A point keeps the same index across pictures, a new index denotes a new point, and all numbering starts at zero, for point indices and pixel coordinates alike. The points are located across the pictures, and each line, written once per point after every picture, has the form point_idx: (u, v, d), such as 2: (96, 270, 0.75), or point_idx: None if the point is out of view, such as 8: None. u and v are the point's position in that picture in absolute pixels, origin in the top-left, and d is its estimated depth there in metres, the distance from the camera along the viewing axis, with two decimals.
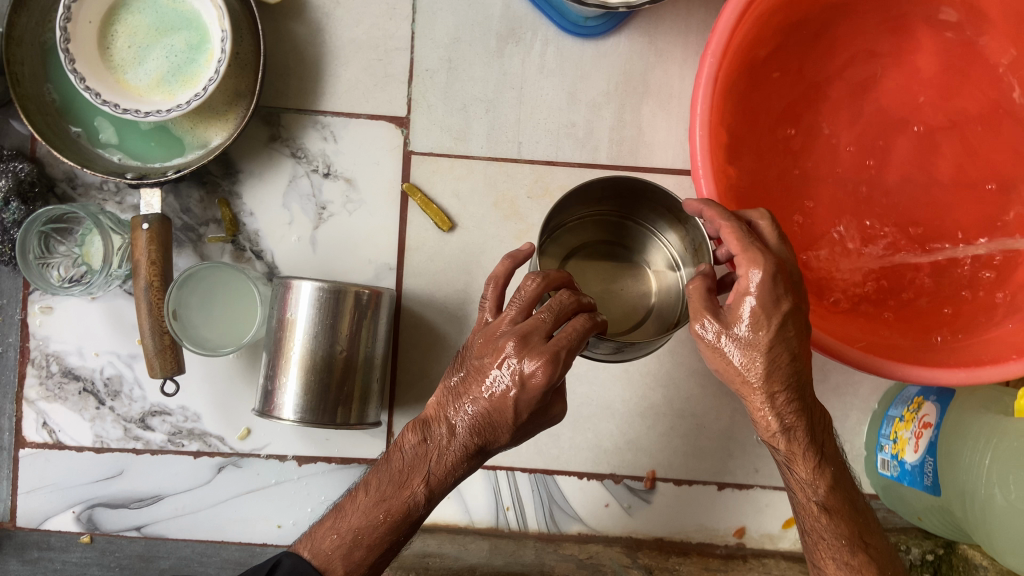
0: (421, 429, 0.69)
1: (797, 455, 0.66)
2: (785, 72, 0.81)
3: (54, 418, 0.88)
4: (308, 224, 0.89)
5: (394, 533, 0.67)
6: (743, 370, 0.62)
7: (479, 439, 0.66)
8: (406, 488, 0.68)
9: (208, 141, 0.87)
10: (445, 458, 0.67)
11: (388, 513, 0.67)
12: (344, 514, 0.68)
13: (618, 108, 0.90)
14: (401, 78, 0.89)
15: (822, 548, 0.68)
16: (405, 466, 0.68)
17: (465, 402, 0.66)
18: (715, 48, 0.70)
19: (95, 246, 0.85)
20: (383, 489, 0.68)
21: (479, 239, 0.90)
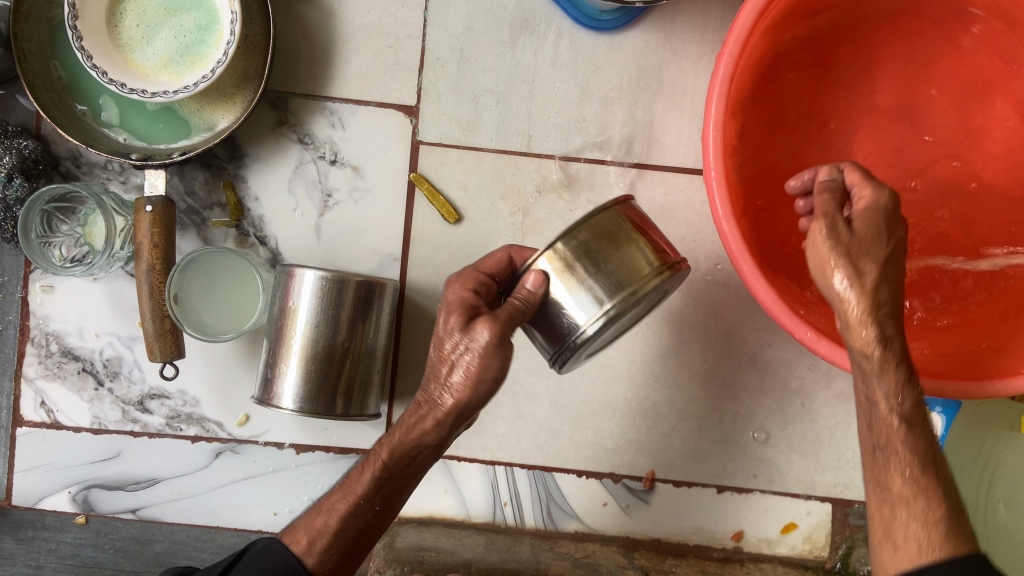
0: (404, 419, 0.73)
1: (887, 360, 0.59)
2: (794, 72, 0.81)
3: (52, 398, 0.87)
4: (313, 212, 0.88)
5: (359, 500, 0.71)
6: (856, 272, 0.59)
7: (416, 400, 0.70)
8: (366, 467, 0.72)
9: (215, 123, 0.86)
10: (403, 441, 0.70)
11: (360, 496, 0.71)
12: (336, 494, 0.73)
13: (630, 103, 0.88)
14: (412, 66, 0.88)
15: (891, 469, 0.59)
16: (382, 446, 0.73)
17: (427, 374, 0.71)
18: (733, 47, 0.68)
19: (98, 225, 0.85)
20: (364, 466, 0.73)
21: (486, 232, 0.89)
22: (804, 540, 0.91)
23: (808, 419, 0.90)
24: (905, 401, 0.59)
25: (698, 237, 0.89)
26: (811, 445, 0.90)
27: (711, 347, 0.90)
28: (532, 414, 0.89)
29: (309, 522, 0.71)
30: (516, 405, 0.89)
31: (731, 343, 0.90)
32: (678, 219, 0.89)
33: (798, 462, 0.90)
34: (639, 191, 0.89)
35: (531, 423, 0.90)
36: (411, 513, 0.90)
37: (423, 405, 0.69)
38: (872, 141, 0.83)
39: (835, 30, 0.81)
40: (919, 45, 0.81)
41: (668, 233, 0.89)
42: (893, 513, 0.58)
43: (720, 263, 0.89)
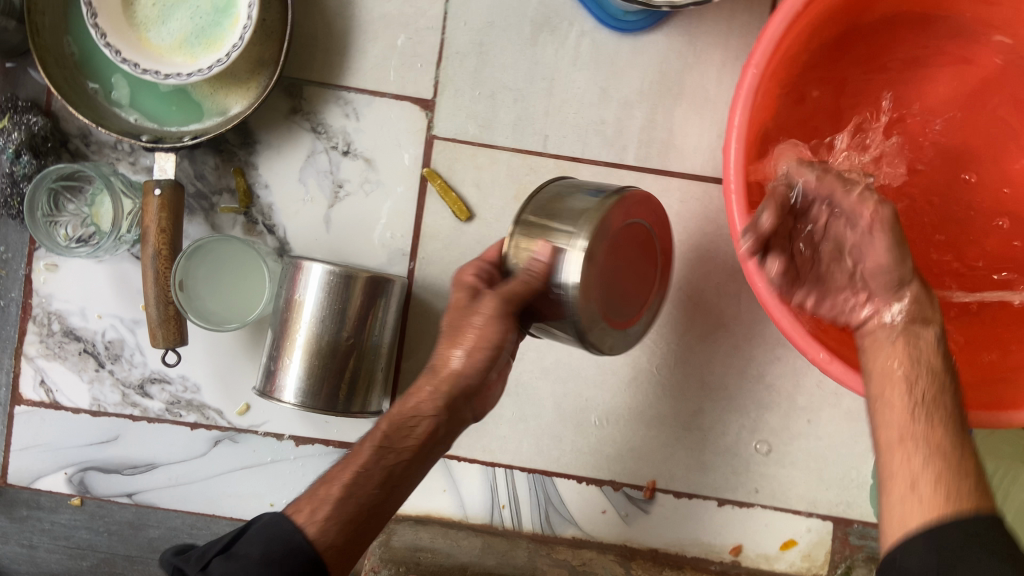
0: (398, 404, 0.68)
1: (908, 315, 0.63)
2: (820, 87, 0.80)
3: (52, 377, 0.86)
4: (323, 202, 0.87)
5: (374, 481, 0.63)
6: (876, 213, 0.63)
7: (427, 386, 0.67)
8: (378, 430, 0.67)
9: (228, 108, 0.84)
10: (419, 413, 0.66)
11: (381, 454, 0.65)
12: (333, 474, 0.64)
13: (649, 108, 0.87)
14: (429, 59, 0.86)
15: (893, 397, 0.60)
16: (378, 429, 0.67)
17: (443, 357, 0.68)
18: (760, 57, 0.67)
19: (105, 206, 0.83)
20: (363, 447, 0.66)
21: (497, 231, 0.88)
22: (803, 558, 0.90)
23: (812, 436, 0.89)
24: (926, 373, 0.60)
25: (712, 247, 0.88)
26: (815, 463, 0.89)
27: (719, 359, 0.89)
28: (535, 417, 0.89)
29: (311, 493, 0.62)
30: (519, 408, 0.88)
31: (739, 356, 0.89)
32: (692, 228, 0.88)
33: (801, 479, 0.89)
34: (655, 197, 0.88)
35: (533, 427, 0.89)
36: (408, 510, 0.89)
37: (427, 379, 0.68)
38: (890, 160, 0.81)
39: (860, 44, 0.79)
40: (944, 63, 0.79)
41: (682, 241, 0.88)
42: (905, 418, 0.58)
43: (732, 274, 0.88)
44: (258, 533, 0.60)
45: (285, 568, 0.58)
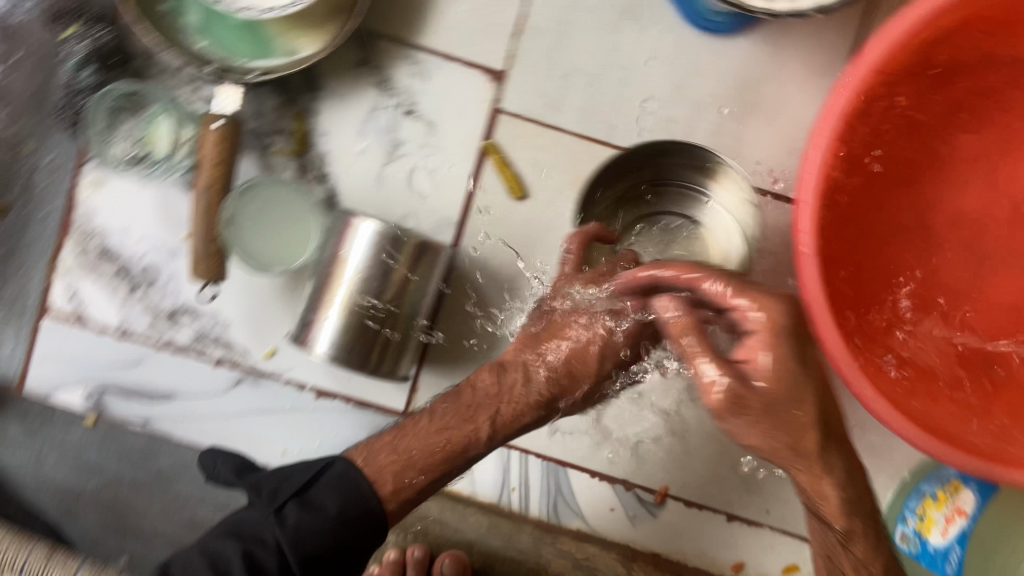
0: (496, 372, 0.77)
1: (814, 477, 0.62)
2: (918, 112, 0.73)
3: (84, 294, 0.85)
4: (378, 159, 0.86)
5: (445, 459, 0.74)
6: (740, 393, 0.58)
7: (552, 391, 0.76)
8: (470, 423, 0.75)
9: (297, 50, 0.83)
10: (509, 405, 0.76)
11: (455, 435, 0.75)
12: (404, 435, 0.74)
13: (722, 113, 0.85)
14: (507, 29, 0.85)
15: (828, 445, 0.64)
16: (472, 403, 0.76)
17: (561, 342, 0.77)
18: (852, 86, 0.64)
19: (160, 131, 0.82)
20: (446, 419, 0.75)
21: (549, 215, 0.86)
22: None
23: None
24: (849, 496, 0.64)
25: None
26: None
27: None
28: None
29: (387, 461, 0.72)
30: None
31: None
32: None
33: None
34: None
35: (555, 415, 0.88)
36: None
37: (516, 374, 0.77)
38: (976, 202, 0.76)
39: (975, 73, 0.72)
40: None
41: None
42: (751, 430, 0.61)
43: None
44: (327, 485, 0.70)
45: (360, 523, 0.70)
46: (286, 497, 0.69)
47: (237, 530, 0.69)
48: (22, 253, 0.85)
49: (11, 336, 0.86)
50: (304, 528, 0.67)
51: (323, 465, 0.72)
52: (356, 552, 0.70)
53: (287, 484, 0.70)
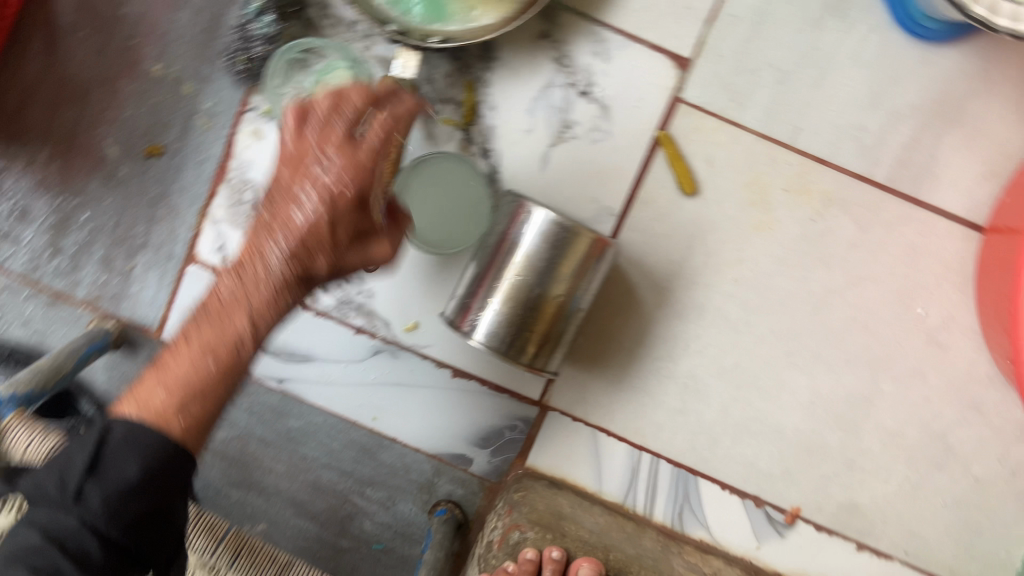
0: (234, 273, 0.61)
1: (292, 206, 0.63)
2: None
3: (232, 246, 0.83)
4: (545, 139, 0.81)
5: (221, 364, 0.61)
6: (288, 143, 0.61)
7: (295, 267, 0.60)
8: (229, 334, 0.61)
9: (477, 19, 0.77)
10: (259, 300, 0.60)
11: (210, 361, 0.60)
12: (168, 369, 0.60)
13: (918, 128, 0.80)
14: (701, 15, 0.79)
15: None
16: (220, 308, 0.61)
17: (276, 237, 0.60)
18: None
19: (333, 86, 0.76)
20: (205, 336, 0.61)
21: (716, 217, 0.82)
22: None
23: (974, 505, 0.85)
24: None
25: (934, 291, 0.82)
26: (968, 533, 0.86)
27: (905, 406, 0.84)
28: (696, 413, 0.86)
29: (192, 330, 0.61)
30: (683, 399, 0.86)
31: (925, 406, 0.84)
32: (923, 267, 0.82)
33: (948, 545, 0.86)
34: (895, 223, 0.82)
35: (693, 422, 0.86)
36: (545, 470, 0.87)
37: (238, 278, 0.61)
38: None
39: None
40: None
41: (906, 276, 0.82)
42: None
43: (949, 322, 0.83)
44: (116, 450, 0.56)
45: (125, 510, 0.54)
46: (78, 481, 0.54)
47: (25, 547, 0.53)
48: (173, 198, 0.83)
49: (153, 282, 0.84)
50: (132, 438, 0.56)
51: (98, 439, 0.56)
52: (171, 502, 0.57)
53: (70, 458, 0.55)
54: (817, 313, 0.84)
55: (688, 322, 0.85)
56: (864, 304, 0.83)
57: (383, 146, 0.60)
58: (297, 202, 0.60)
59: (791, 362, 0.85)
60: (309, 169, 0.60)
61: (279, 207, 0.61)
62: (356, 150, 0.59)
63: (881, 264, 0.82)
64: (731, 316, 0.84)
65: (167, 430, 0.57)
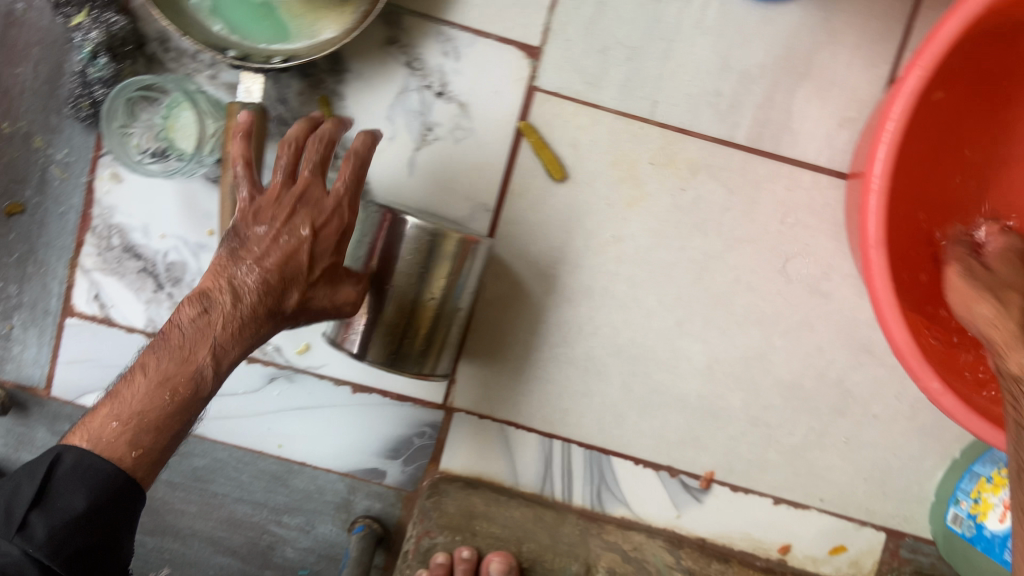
0: (201, 300, 0.63)
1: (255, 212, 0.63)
2: (944, 92, 0.73)
3: (107, 293, 0.82)
4: (409, 144, 0.81)
5: (184, 410, 0.62)
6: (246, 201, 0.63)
7: (268, 299, 0.63)
8: (188, 364, 0.62)
9: (318, 34, 0.77)
10: (224, 332, 0.63)
11: (169, 396, 0.61)
12: (121, 400, 0.61)
13: (771, 86, 0.81)
14: (543, 2, 0.79)
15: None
16: (182, 341, 0.63)
17: (244, 262, 0.63)
18: (901, 114, 0.63)
19: (183, 120, 0.75)
20: (163, 368, 0.62)
21: (589, 199, 0.83)
22: (851, 564, 0.89)
23: (881, 445, 0.87)
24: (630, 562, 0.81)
25: (810, 242, 0.84)
26: (879, 473, 0.87)
27: (799, 358, 0.86)
28: (599, 393, 0.86)
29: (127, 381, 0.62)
30: (585, 381, 0.86)
31: (819, 355, 0.86)
32: (794, 219, 0.84)
33: (861, 486, 0.88)
34: (762, 182, 0.83)
35: (598, 403, 0.86)
36: (461, 471, 0.87)
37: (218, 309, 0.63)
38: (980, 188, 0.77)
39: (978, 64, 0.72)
40: None
41: (780, 232, 0.84)
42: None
43: (828, 271, 0.84)
44: (65, 481, 0.59)
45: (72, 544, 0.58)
46: (24, 512, 0.58)
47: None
48: (41, 253, 0.82)
49: (34, 339, 0.83)
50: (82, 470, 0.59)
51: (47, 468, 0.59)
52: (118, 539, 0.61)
53: (25, 484, 0.60)
54: (701, 280, 0.85)
55: (578, 305, 0.85)
56: (745, 264, 0.84)
57: (339, 208, 0.64)
58: (258, 226, 0.63)
59: (683, 330, 0.86)
60: (274, 194, 0.63)
61: (243, 230, 0.63)
62: (321, 202, 0.63)
63: (753, 223, 0.84)
64: (618, 294, 0.85)
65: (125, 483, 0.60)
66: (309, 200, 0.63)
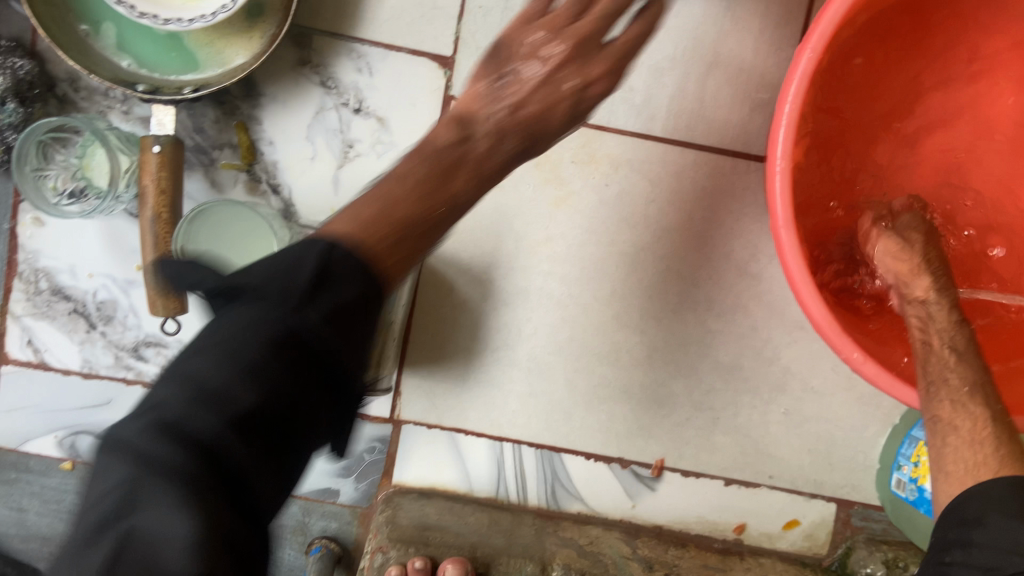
0: (459, 126, 0.57)
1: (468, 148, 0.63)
2: (861, 58, 0.74)
3: (40, 337, 0.82)
4: (331, 162, 0.82)
5: (441, 199, 0.53)
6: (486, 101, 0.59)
7: (522, 139, 0.60)
8: (444, 189, 0.53)
9: (228, 60, 0.77)
10: (460, 184, 0.54)
11: (430, 206, 0.51)
12: (381, 188, 0.51)
13: (682, 77, 0.83)
14: (451, 13, 0.80)
15: (943, 380, 0.63)
16: (437, 153, 0.55)
17: (502, 98, 0.59)
18: (795, 96, 0.65)
19: (97, 159, 0.76)
20: (419, 180, 0.52)
21: (515, 202, 0.84)
22: (805, 537, 0.91)
23: (824, 419, 0.89)
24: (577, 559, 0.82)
25: (735, 226, 0.86)
26: (824, 446, 0.89)
27: (735, 340, 0.87)
28: (544, 393, 0.87)
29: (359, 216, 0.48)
30: (529, 382, 0.87)
31: (754, 337, 0.87)
32: (716, 205, 0.85)
33: (807, 460, 0.90)
34: (683, 171, 0.84)
35: (545, 403, 0.87)
36: (413, 484, 0.87)
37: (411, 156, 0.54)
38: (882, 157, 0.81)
39: (889, 34, 0.73)
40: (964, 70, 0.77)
41: (705, 219, 0.85)
42: (946, 445, 0.61)
43: (755, 254, 0.86)
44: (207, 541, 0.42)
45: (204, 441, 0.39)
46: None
47: (103, 466, 0.39)
48: None
49: None
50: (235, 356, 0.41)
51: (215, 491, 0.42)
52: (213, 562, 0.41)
53: (299, 258, 0.44)
54: (632, 273, 0.86)
55: (516, 307, 0.86)
56: (674, 253, 0.86)
57: (554, 78, 0.60)
58: (503, 102, 0.59)
59: (620, 323, 0.87)
60: (520, 88, 0.60)
61: (490, 102, 0.59)
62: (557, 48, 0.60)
63: (678, 213, 0.85)
64: (554, 293, 0.86)
65: (379, 263, 0.47)
66: (560, 30, 0.61)
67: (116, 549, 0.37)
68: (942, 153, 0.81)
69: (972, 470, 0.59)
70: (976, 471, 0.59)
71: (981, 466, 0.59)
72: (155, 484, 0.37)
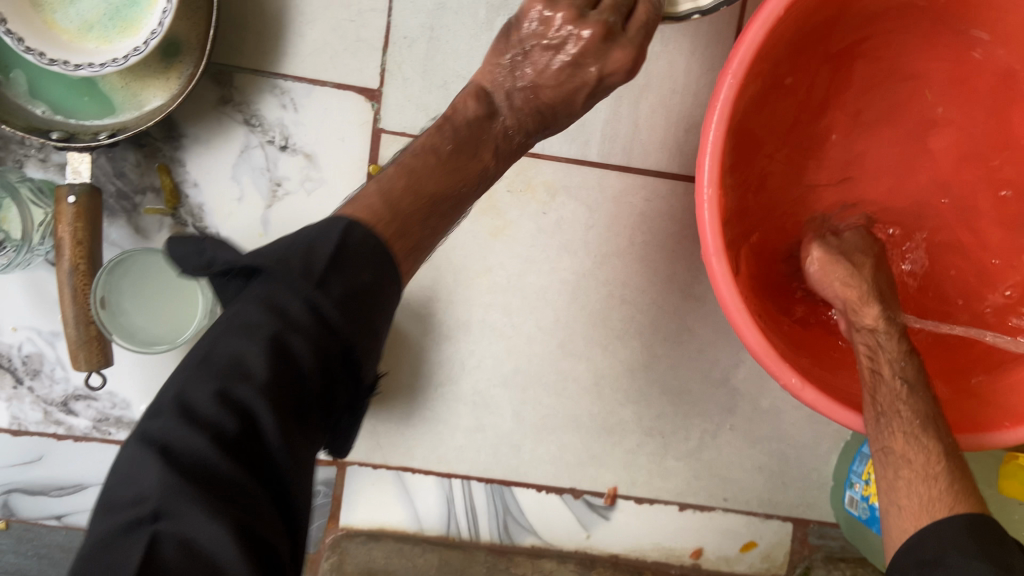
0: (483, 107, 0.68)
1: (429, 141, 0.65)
2: (794, 81, 0.73)
3: None
4: (259, 202, 0.80)
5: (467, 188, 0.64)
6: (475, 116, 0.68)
7: (533, 123, 0.70)
8: (477, 160, 0.66)
9: (146, 103, 0.75)
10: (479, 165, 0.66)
11: (462, 176, 0.63)
12: (415, 169, 0.61)
13: (615, 100, 0.81)
14: (375, 44, 0.79)
15: (894, 419, 0.63)
16: (468, 139, 0.66)
17: (515, 93, 0.70)
18: (719, 124, 0.64)
19: (14, 213, 0.71)
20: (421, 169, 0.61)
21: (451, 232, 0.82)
22: (763, 558, 0.90)
23: (775, 438, 0.88)
24: None
25: (678, 248, 0.84)
26: (777, 465, 0.88)
27: (683, 363, 0.86)
28: (492, 425, 0.86)
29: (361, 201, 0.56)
30: (476, 416, 0.85)
31: (701, 359, 0.86)
32: (657, 228, 0.84)
33: (761, 480, 0.88)
34: (622, 195, 0.83)
35: (491, 435, 0.86)
36: (360, 525, 0.85)
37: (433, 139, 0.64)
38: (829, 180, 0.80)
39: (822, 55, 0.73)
40: (907, 91, 0.76)
41: (646, 242, 0.84)
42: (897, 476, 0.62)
43: (698, 275, 0.85)
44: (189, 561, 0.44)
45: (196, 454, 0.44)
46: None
47: (127, 463, 0.44)
48: None
49: None
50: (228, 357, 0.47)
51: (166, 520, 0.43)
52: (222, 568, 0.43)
53: (311, 243, 0.50)
54: (576, 300, 0.84)
55: (458, 340, 0.84)
56: (617, 278, 0.84)
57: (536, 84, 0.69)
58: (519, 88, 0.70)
59: (566, 352, 0.85)
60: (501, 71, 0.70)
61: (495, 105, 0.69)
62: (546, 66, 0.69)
63: (618, 238, 0.84)
64: (497, 324, 0.84)
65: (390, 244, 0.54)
66: (549, 46, 0.68)
67: (152, 542, 0.41)
68: (880, 169, 0.80)
69: (926, 505, 0.59)
70: (932, 507, 0.59)
71: (932, 501, 0.59)
72: (190, 497, 0.42)
